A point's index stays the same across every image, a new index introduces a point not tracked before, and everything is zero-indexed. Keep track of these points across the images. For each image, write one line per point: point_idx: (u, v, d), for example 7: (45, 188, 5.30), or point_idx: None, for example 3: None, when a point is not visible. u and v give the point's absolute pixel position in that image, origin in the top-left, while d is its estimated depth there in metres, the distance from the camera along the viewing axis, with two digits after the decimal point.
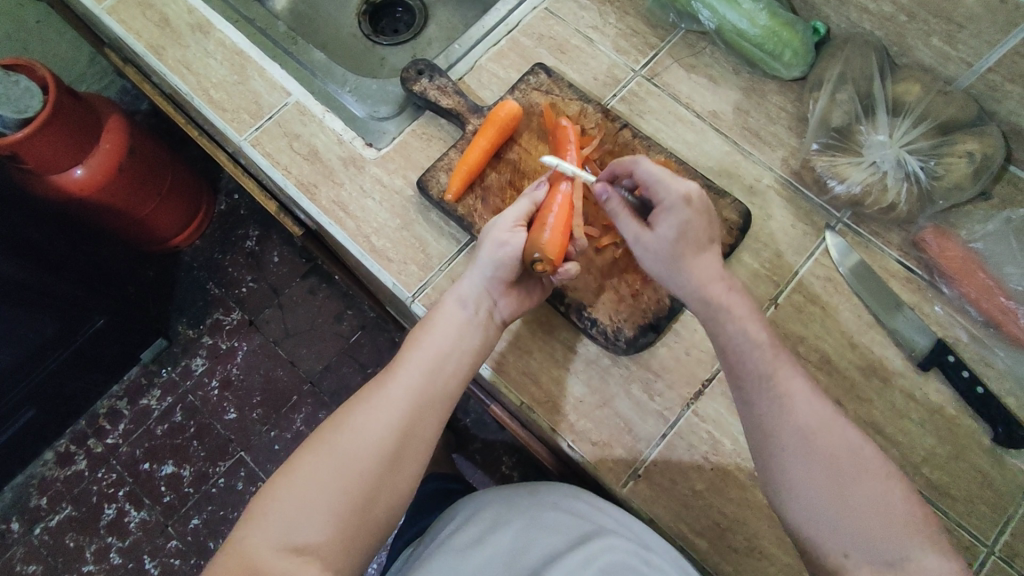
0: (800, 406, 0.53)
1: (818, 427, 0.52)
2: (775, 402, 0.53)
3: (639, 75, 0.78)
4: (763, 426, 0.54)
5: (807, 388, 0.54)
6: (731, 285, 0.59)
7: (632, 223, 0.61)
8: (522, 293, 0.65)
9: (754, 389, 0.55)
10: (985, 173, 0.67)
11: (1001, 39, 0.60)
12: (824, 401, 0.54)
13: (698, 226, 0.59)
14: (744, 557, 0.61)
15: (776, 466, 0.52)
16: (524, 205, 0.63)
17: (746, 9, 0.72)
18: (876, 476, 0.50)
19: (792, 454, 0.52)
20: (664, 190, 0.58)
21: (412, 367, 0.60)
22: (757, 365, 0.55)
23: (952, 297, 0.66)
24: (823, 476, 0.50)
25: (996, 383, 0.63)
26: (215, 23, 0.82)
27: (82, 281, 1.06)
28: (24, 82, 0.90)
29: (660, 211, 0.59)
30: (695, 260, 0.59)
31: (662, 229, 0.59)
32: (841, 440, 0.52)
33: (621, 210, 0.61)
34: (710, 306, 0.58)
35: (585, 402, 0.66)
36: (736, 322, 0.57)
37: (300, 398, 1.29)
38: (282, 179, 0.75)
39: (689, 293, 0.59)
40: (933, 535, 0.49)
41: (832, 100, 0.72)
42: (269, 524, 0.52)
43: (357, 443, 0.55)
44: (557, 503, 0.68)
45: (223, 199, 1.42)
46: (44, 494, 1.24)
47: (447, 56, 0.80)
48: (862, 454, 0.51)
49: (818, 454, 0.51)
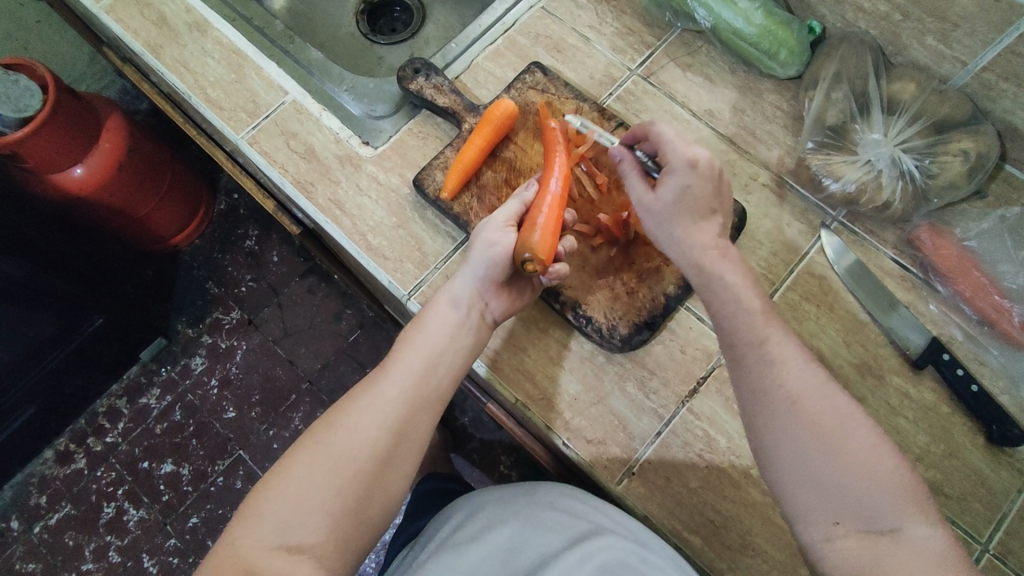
0: (789, 372, 0.53)
1: (806, 394, 0.52)
2: (762, 364, 0.54)
3: (635, 74, 0.78)
4: (752, 393, 0.54)
5: (796, 354, 0.54)
6: (724, 253, 0.59)
7: (637, 184, 0.62)
8: (514, 293, 0.66)
9: (743, 353, 0.55)
10: (979, 172, 0.67)
11: (996, 38, 0.60)
12: (815, 370, 0.54)
13: (701, 192, 0.59)
14: (738, 555, 0.61)
15: (765, 434, 0.52)
16: (513, 207, 0.64)
17: (742, 8, 0.73)
18: (868, 445, 0.50)
19: (781, 420, 0.52)
20: (671, 151, 0.59)
21: (405, 367, 0.60)
22: (746, 330, 0.55)
23: (947, 296, 0.66)
24: (812, 444, 0.50)
25: (990, 381, 0.64)
26: (213, 22, 0.82)
27: (81, 279, 1.06)
28: (23, 81, 0.90)
29: (665, 173, 0.59)
30: (691, 225, 0.60)
31: (663, 192, 0.59)
32: (830, 407, 0.51)
33: (630, 170, 0.62)
34: (703, 272, 0.59)
35: (580, 399, 0.66)
36: (728, 287, 0.57)
37: (299, 397, 1.29)
38: (279, 177, 0.75)
39: (681, 257, 0.60)
40: (927, 506, 0.49)
41: (827, 99, 0.72)
42: (263, 525, 0.52)
43: (351, 443, 0.55)
44: (552, 502, 0.68)
45: (223, 198, 1.43)
46: (43, 492, 1.24)
47: (443, 55, 0.80)
48: (852, 423, 0.51)
49: (805, 422, 0.51)
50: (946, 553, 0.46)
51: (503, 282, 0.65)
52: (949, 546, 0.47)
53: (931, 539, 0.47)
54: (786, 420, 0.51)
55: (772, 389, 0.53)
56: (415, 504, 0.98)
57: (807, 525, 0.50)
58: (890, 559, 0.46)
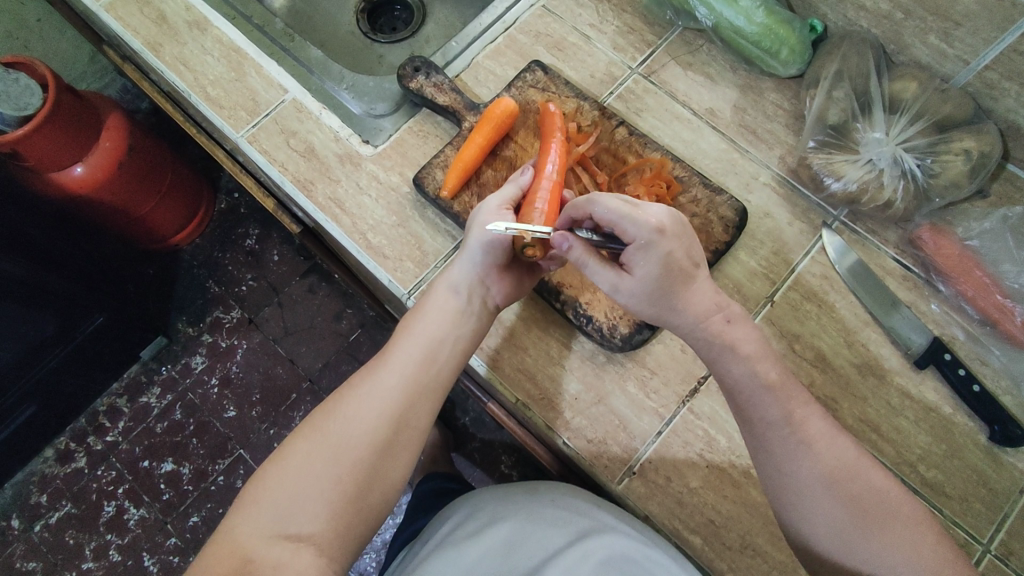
0: (821, 452, 0.53)
1: (842, 473, 0.52)
2: (796, 447, 0.53)
3: (636, 73, 0.78)
4: (782, 474, 0.54)
5: (826, 427, 0.55)
6: (729, 316, 0.57)
7: (607, 272, 0.56)
8: (515, 280, 0.66)
9: (769, 435, 0.54)
10: (982, 171, 0.66)
11: (999, 36, 0.60)
12: (846, 442, 0.54)
13: (678, 254, 0.54)
14: (739, 556, 0.60)
15: (802, 514, 0.53)
16: (511, 191, 0.64)
17: (743, 7, 0.72)
18: (910, 524, 0.51)
19: (817, 504, 0.52)
20: (633, 230, 0.53)
21: (404, 355, 0.60)
22: (772, 410, 0.54)
23: (950, 295, 0.66)
24: (851, 525, 0.51)
25: (992, 381, 0.63)
26: (213, 20, 0.82)
27: (81, 277, 1.06)
28: (24, 79, 0.89)
29: (634, 250, 0.54)
30: (686, 292, 0.56)
31: (643, 270, 0.55)
32: (868, 486, 0.52)
33: (588, 259, 0.56)
34: (713, 345, 0.56)
35: (580, 399, 0.66)
36: (741, 363, 0.55)
37: (299, 396, 1.29)
38: (279, 176, 0.75)
39: (690, 330, 0.57)
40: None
41: (829, 97, 0.71)
42: (262, 513, 0.52)
43: (351, 430, 0.56)
44: (555, 500, 0.68)
45: (223, 198, 1.43)
46: (44, 491, 1.24)
47: (444, 54, 0.80)
48: (893, 501, 0.52)
49: (844, 502, 0.52)
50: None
51: (503, 270, 0.65)
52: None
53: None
54: (823, 503, 0.52)
55: (805, 472, 0.53)
56: (415, 504, 0.98)
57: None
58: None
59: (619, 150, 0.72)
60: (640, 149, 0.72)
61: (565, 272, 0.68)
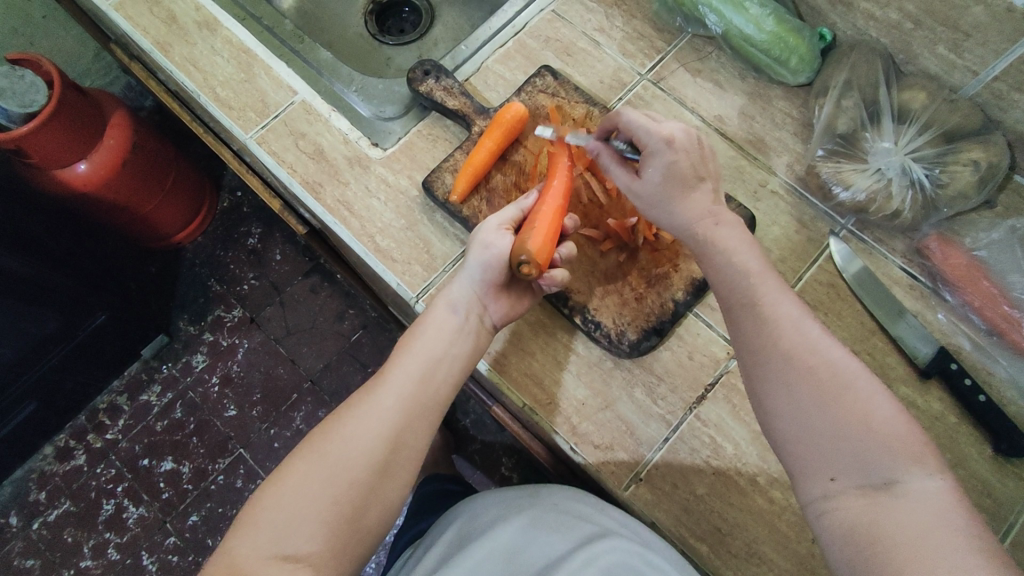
0: (783, 330, 0.50)
1: (801, 346, 0.50)
2: (757, 323, 0.52)
3: (645, 79, 0.78)
4: (749, 354, 0.52)
5: (796, 311, 0.52)
6: (721, 220, 0.56)
7: (622, 174, 0.59)
8: (511, 299, 0.66)
9: (738, 313, 0.53)
10: (990, 182, 0.67)
11: (1008, 47, 0.61)
12: (814, 324, 0.51)
13: (685, 166, 0.55)
14: (745, 563, 0.60)
15: (763, 395, 0.51)
16: (512, 212, 0.64)
17: (753, 14, 0.73)
18: (865, 396, 0.47)
19: (773, 378, 0.50)
20: (642, 137, 0.56)
21: (403, 372, 0.60)
22: (741, 290, 0.53)
23: (956, 305, 0.66)
24: (804, 396, 0.48)
25: (998, 391, 0.64)
26: (223, 20, 0.82)
27: (82, 275, 1.07)
28: (29, 76, 0.89)
29: (646, 157, 0.56)
30: (685, 199, 0.56)
31: (649, 175, 0.56)
32: (826, 360, 0.49)
33: (611, 162, 0.60)
34: (697, 241, 0.56)
35: (587, 404, 0.66)
36: (724, 254, 0.54)
37: (301, 396, 1.29)
38: (287, 177, 0.75)
39: (679, 229, 0.57)
40: (925, 456, 0.45)
41: (838, 106, 0.72)
42: (260, 534, 0.52)
43: (347, 450, 0.55)
44: (557, 504, 0.69)
45: (226, 196, 1.42)
46: (43, 488, 1.24)
47: (453, 57, 0.80)
48: (848, 375, 0.48)
49: (802, 379, 0.48)
50: (944, 510, 0.43)
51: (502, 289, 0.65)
52: (952, 505, 0.43)
53: (928, 493, 0.43)
54: (781, 377, 0.49)
55: (765, 348, 0.51)
56: (417, 506, 0.98)
57: (806, 484, 0.48)
58: (886, 517, 0.44)
59: None
60: None
61: (573, 277, 0.68)
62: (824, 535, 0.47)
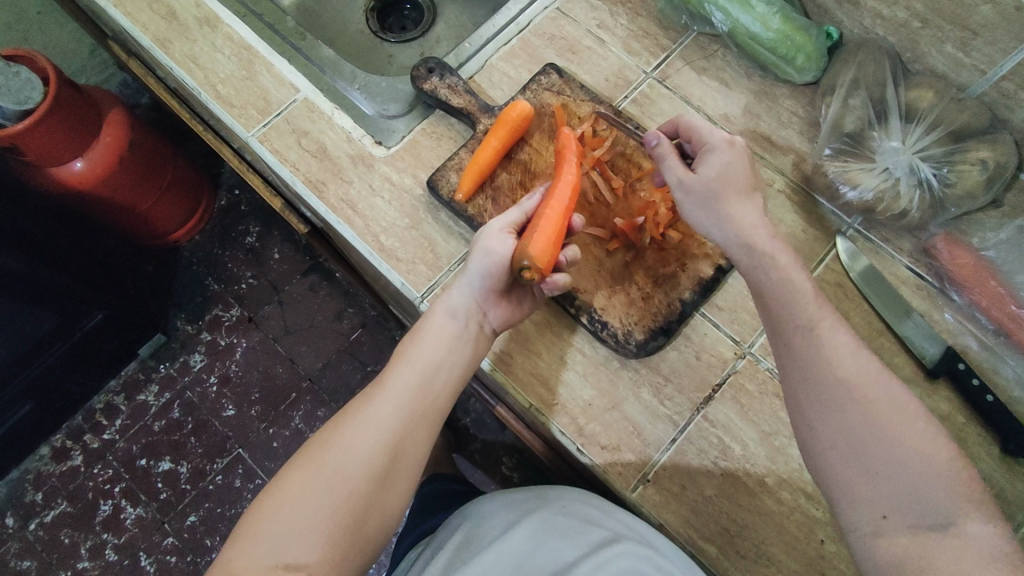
0: (840, 358, 0.51)
1: (860, 379, 0.50)
2: (815, 348, 0.52)
3: (651, 77, 0.78)
4: (801, 378, 0.52)
5: (852, 344, 0.52)
6: (773, 234, 0.57)
7: (676, 163, 0.59)
8: (513, 304, 0.66)
9: (792, 338, 0.53)
10: (997, 181, 0.67)
11: (1016, 47, 0.60)
12: (870, 357, 0.52)
13: (738, 169, 0.58)
14: (753, 565, 0.60)
15: (814, 422, 0.51)
16: (514, 215, 0.63)
17: (760, 12, 0.72)
18: (924, 436, 0.48)
19: (827, 405, 0.50)
20: (705, 136, 0.60)
21: (401, 381, 0.60)
22: (797, 313, 0.53)
23: (963, 305, 0.66)
24: (861, 427, 0.49)
25: (1005, 391, 0.63)
26: (223, 17, 0.81)
27: (80, 274, 1.05)
28: (25, 73, 0.87)
29: (704, 153, 0.59)
30: (737, 204, 0.57)
31: (705, 170, 0.58)
32: (885, 394, 0.50)
33: (669, 153, 0.60)
34: (753, 251, 0.56)
35: (594, 405, 0.65)
36: (780, 270, 0.55)
37: (300, 395, 1.28)
38: (290, 176, 0.74)
39: (729, 233, 0.57)
40: (981, 500, 0.46)
41: (845, 105, 0.72)
42: (258, 545, 0.52)
43: (347, 460, 0.55)
44: (566, 507, 0.69)
45: (224, 195, 1.41)
46: (39, 489, 1.22)
47: (457, 55, 0.80)
48: (906, 413, 0.49)
49: (859, 412, 0.49)
50: (997, 556, 0.44)
51: (502, 294, 0.64)
52: (1005, 551, 0.44)
53: (983, 539, 0.44)
54: (837, 405, 0.50)
55: (820, 376, 0.51)
56: (419, 506, 0.98)
57: (854, 518, 0.48)
58: (939, 557, 0.44)
59: (635, 155, 0.71)
60: None
61: (579, 277, 0.67)
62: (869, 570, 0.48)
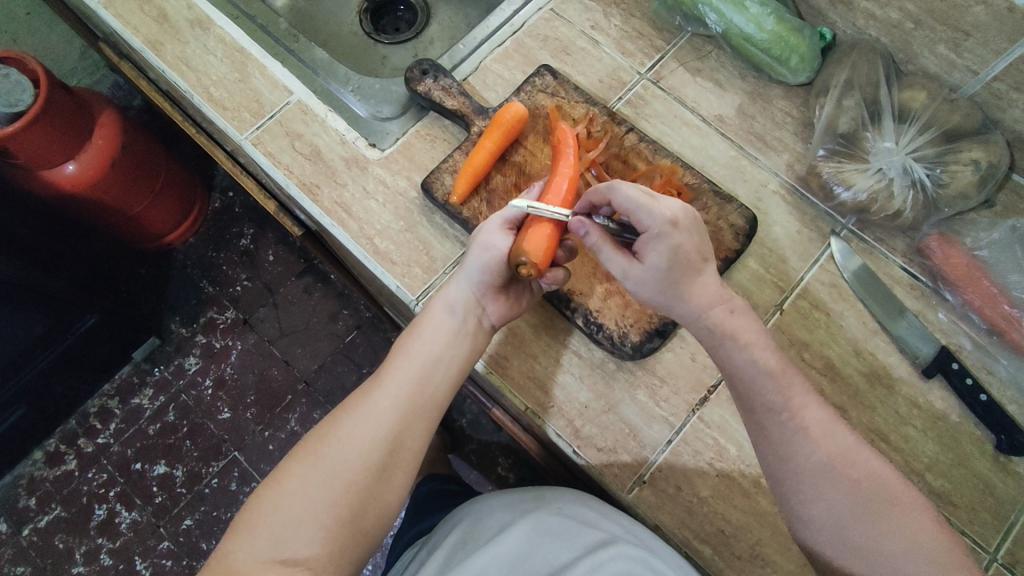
0: (820, 440, 0.53)
1: (839, 456, 0.52)
2: (792, 430, 0.53)
3: (645, 78, 0.78)
4: (781, 455, 0.54)
5: (827, 417, 0.54)
6: (732, 306, 0.57)
7: (619, 257, 0.56)
8: (511, 300, 0.65)
9: (768, 420, 0.54)
10: (989, 182, 0.67)
11: (1008, 47, 0.61)
12: (846, 430, 0.54)
13: (689, 249, 0.54)
14: (748, 565, 0.60)
15: (799, 504, 0.53)
16: (513, 210, 0.62)
17: (753, 13, 0.72)
18: (908, 510, 0.51)
19: (811, 486, 0.52)
20: (645, 218, 0.54)
21: (400, 374, 0.59)
22: (768, 394, 0.54)
23: (957, 305, 0.66)
24: (847, 509, 0.51)
25: (998, 390, 0.64)
26: (215, 19, 0.80)
27: (72, 278, 1.04)
28: (15, 74, 0.87)
29: (646, 240, 0.54)
30: (694, 285, 0.55)
31: (653, 260, 0.54)
32: (868, 472, 0.52)
33: (603, 244, 0.56)
34: (714, 333, 0.56)
35: (590, 407, 0.65)
36: (743, 349, 0.55)
37: (295, 398, 1.28)
38: (284, 179, 0.74)
39: (692, 319, 0.56)
40: (964, 565, 0.49)
41: (838, 106, 0.72)
42: (258, 539, 0.52)
43: (344, 454, 0.55)
44: (562, 509, 0.69)
45: (218, 197, 1.40)
46: (33, 494, 1.22)
47: (451, 56, 0.79)
48: (886, 487, 0.51)
49: (842, 492, 0.51)
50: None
51: (500, 290, 0.64)
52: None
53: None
54: (823, 489, 0.52)
55: (801, 460, 0.53)
56: (415, 508, 0.97)
57: None
58: None
59: (630, 157, 0.71)
60: (650, 155, 0.71)
61: (574, 279, 0.67)
62: None
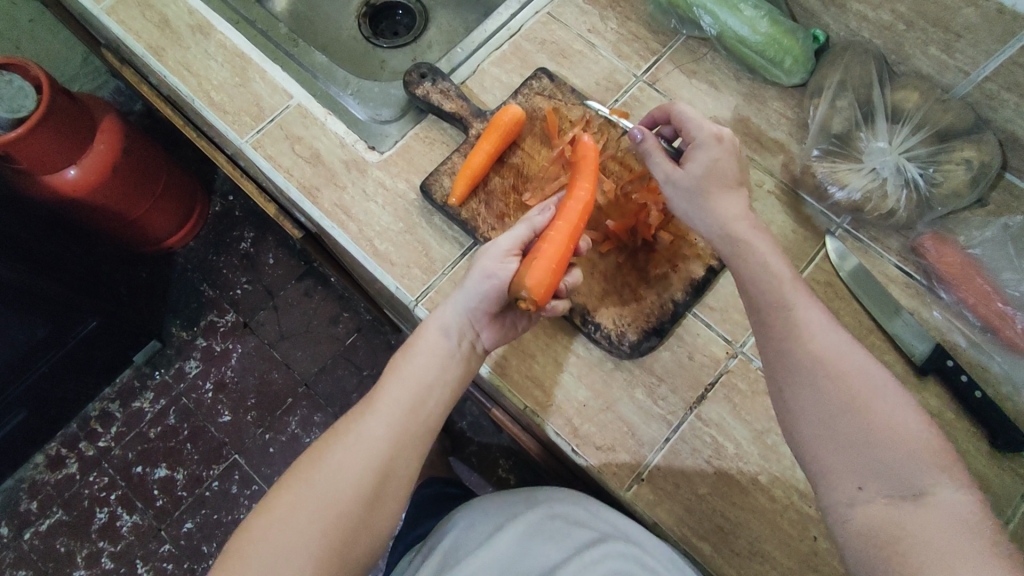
0: (818, 336, 0.52)
1: (833, 354, 0.51)
2: (789, 326, 0.53)
3: (641, 80, 0.79)
4: (779, 356, 0.53)
5: (826, 320, 0.53)
6: (756, 224, 0.58)
7: (664, 162, 0.60)
8: (505, 324, 0.66)
9: (771, 318, 0.54)
10: (983, 180, 0.68)
11: (999, 48, 0.61)
12: (844, 334, 0.53)
13: (726, 165, 0.59)
14: (746, 562, 0.61)
15: (793, 401, 0.52)
16: (522, 232, 0.63)
17: (747, 16, 0.73)
18: (896, 405, 0.49)
19: (803, 383, 0.51)
20: (695, 128, 0.60)
21: (391, 400, 0.60)
22: (773, 295, 0.54)
23: (951, 302, 0.67)
24: (837, 402, 0.49)
25: (992, 387, 0.64)
26: (216, 24, 0.81)
27: (74, 282, 1.04)
28: (18, 82, 0.88)
29: (692, 148, 0.59)
30: (722, 197, 0.58)
31: (693, 165, 0.59)
32: (860, 369, 0.50)
33: (655, 149, 0.60)
34: (733, 242, 0.57)
35: (589, 406, 0.66)
36: (759, 256, 0.56)
37: (295, 400, 1.28)
38: (284, 181, 0.74)
39: (715, 230, 0.58)
40: (952, 468, 0.47)
41: (832, 107, 0.73)
42: (248, 564, 0.52)
43: (336, 481, 0.55)
44: (554, 508, 0.70)
45: (218, 200, 1.41)
46: (34, 498, 1.22)
47: (449, 60, 0.80)
48: (879, 384, 0.50)
49: (834, 388, 0.50)
50: (971, 520, 0.44)
51: (495, 314, 0.64)
52: (978, 514, 0.45)
53: (956, 504, 0.45)
54: (814, 383, 0.50)
55: (796, 354, 0.52)
56: (416, 510, 0.98)
57: (830, 492, 0.49)
58: (911, 525, 0.45)
59: (627, 158, 0.72)
60: None
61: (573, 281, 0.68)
62: (844, 543, 0.48)
